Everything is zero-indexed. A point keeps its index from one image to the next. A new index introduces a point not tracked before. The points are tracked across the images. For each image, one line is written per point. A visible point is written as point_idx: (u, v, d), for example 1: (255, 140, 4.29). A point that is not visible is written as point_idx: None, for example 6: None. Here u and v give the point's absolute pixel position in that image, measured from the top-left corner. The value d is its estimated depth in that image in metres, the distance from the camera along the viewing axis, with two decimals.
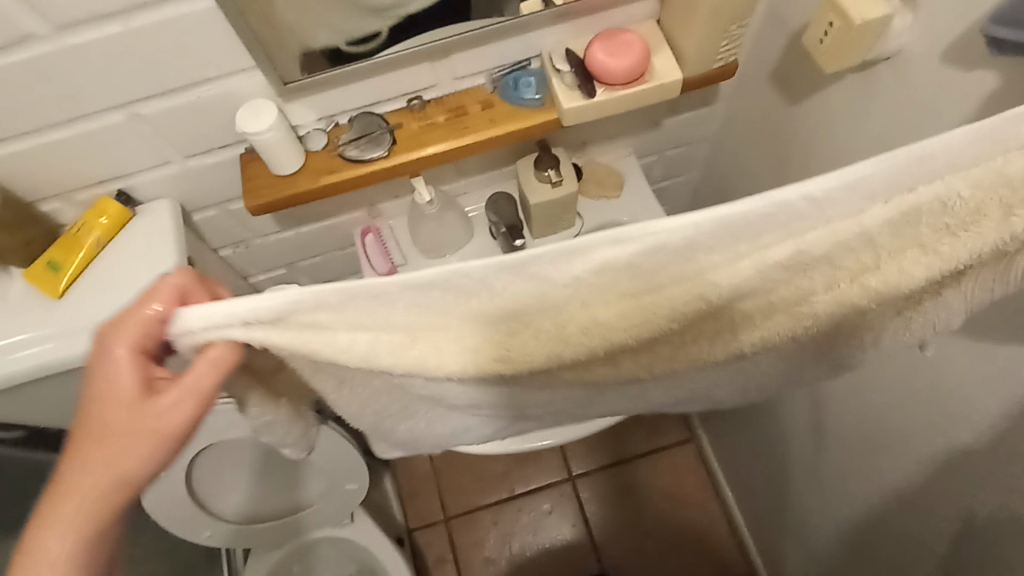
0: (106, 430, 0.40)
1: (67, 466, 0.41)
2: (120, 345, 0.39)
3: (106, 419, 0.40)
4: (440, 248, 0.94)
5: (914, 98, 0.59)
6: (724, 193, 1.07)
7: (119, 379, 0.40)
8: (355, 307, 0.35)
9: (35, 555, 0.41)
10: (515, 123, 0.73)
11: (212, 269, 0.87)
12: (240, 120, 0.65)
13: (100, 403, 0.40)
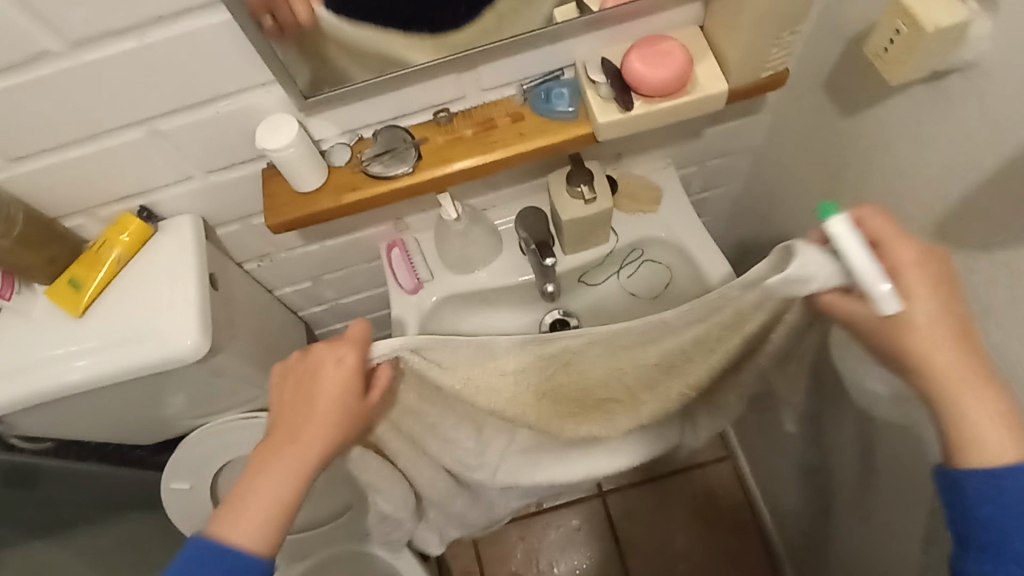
0: (312, 414, 0.60)
1: (284, 441, 0.60)
2: (329, 356, 0.60)
3: (313, 406, 0.60)
4: (465, 265, 0.91)
5: (991, 112, 0.53)
6: (768, 207, 1.01)
7: (323, 379, 0.60)
8: (448, 355, 0.66)
9: (250, 496, 0.57)
10: (546, 138, 0.69)
11: (236, 284, 0.85)
12: (260, 137, 0.63)
13: (312, 399, 0.60)
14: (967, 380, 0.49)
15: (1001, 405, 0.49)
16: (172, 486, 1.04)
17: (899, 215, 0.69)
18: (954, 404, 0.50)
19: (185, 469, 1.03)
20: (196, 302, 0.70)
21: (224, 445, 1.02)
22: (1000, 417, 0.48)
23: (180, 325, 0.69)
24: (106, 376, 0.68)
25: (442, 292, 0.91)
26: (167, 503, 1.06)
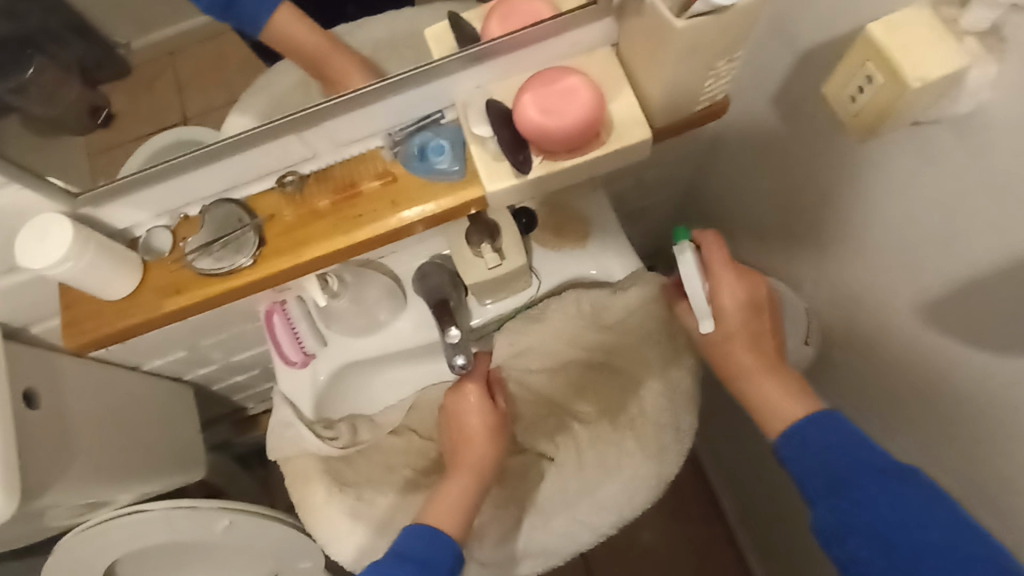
0: (468, 446, 0.67)
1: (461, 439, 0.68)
2: (471, 398, 0.69)
3: (469, 436, 0.68)
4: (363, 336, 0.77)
5: (979, 176, 0.41)
6: (716, 219, 0.88)
7: (471, 421, 0.69)
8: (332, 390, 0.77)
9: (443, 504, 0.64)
10: (426, 206, 0.53)
11: (71, 383, 0.69)
12: (19, 250, 0.45)
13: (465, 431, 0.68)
14: (754, 367, 0.58)
15: (792, 386, 0.57)
16: None
17: (866, 266, 0.57)
18: (753, 386, 0.58)
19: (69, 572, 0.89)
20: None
21: (109, 545, 0.88)
22: (791, 398, 0.56)
23: None
24: None
25: (335, 363, 0.76)
26: None
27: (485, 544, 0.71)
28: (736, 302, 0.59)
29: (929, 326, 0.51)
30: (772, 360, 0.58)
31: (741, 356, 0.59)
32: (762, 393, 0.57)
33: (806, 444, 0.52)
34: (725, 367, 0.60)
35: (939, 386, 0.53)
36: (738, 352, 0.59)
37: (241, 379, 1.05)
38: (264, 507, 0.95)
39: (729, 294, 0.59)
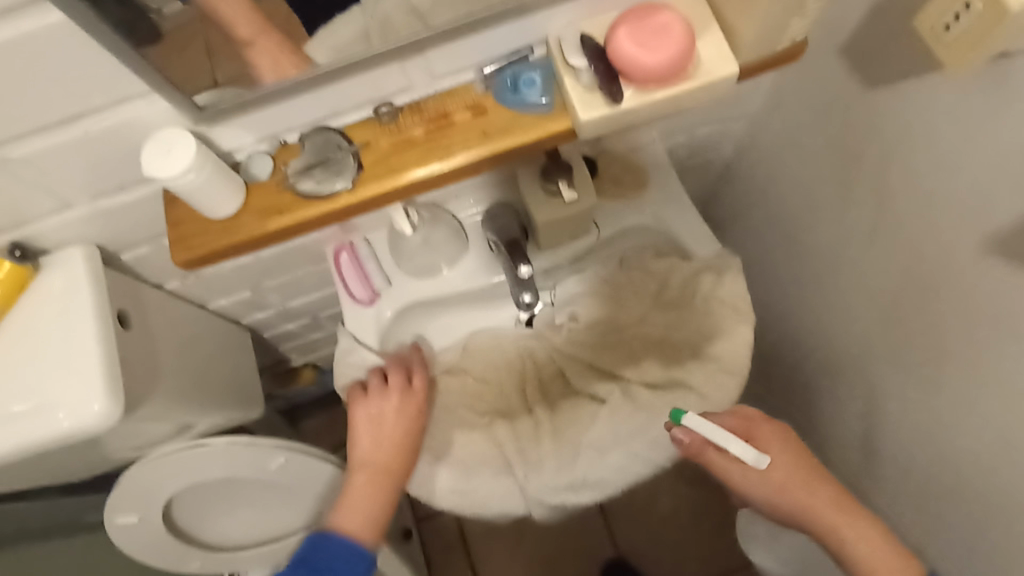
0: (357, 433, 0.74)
1: (358, 436, 0.74)
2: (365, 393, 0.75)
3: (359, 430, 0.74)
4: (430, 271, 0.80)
5: None
6: (766, 177, 0.90)
7: (394, 426, 0.74)
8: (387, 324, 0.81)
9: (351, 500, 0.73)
10: (516, 137, 0.56)
11: (154, 313, 0.72)
12: (146, 161, 0.48)
13: (384, 430, 0.74)
14: (839, 521, 0.65)
15: (865, 518, 0.65)
16: (119, 521, 0.94)
17: (932, 208, 0.60)
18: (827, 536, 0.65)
19: (131, 504, 0.93)
20: (99, 358, 0.58)
21: (171, 477, 0.92)
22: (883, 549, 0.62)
23: (82, 388, 0.57)
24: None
25: (399, 302, 0.79)
26: (114, 536, 0.96)
27: (544, 474, 0.75)
28: (782, 450, 0.68)
29: (998, 261, 0.54)
30: (845, 502, 0.66)
31: (816, 509, 0.66)
32: (854, 550, 0.63)
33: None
34: (812, 522, 0.66)
35: (1002, 319, 0.56)
36: (811, 512, 0.66)
37: (291, 328, 1.08)
38: (315, 450, 0.98)
39: (780, 465, 0.68)
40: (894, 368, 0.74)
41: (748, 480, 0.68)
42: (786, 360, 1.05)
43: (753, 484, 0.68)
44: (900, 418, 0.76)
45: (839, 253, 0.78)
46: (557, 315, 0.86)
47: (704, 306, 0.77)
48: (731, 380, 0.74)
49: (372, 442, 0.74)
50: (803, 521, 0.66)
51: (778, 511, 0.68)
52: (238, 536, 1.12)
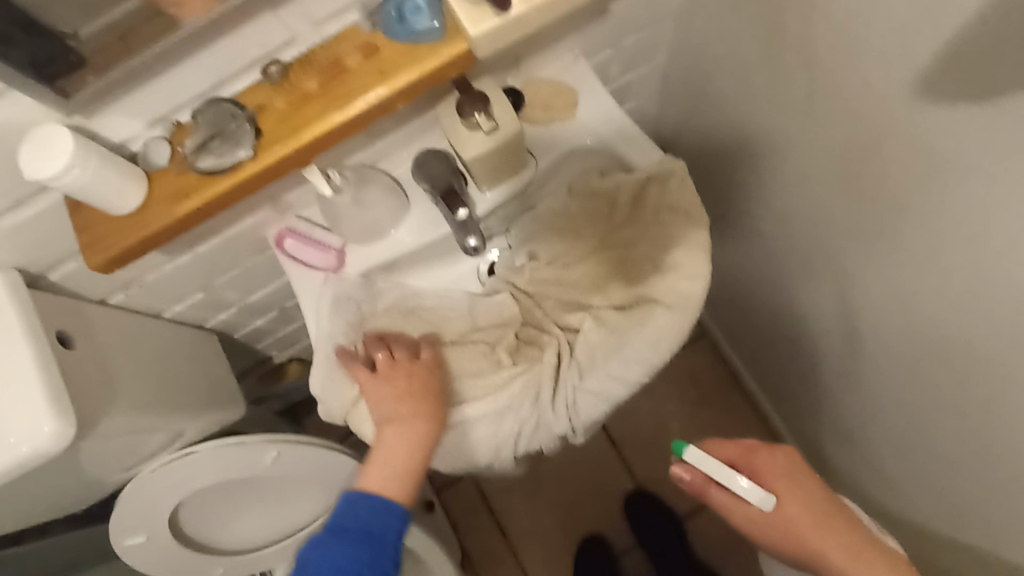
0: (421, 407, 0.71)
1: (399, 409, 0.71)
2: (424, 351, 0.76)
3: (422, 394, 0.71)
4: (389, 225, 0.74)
5: None
6: (702, 78, 0.88)
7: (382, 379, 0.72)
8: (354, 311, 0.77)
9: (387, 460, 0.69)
10: (414, 70, 0.53)
11: (100, 330, 0.71)
12: (22, 165, 0.46)
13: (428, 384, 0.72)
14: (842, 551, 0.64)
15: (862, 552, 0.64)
16: (127, 541, 0.95)
17: (858, 64, 0.57)
18: (840, 564, 0.63)
19: (134, 523, 0.93)
20: (42, 379, 0.56)
21: (167, 491, 0.92)
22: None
23: (27, 412, 0.56)
24: None
25: (355, 271, 0.78)
26: (126, 556, 0.97)
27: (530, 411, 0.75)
28: (789, 487, 0.67)
29: (929, 103, 0.52)
30: (830, 515, 0.66)
31: (820, 542, 0.64)
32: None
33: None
34: (812, 559, 0.65)
35: (941, 162, 0.54)
36: (813, 541, 0.64)
37: (261, 325, 1.06)
38: (304, 437, 0.97)
39: (792, 504, 0.66)
40: (857, 241, 0.73)
41: (762, 515, 0.66)
42: (758, 259, 1.04)
43: (763, 520, 0.66)
44: (872, 290, 0.76)
45: (784, 137, 0.76)
46: (516, 257, 0.86)
47: (657, 215, 0.75)
48: (694, 286, 0.72)
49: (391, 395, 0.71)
50: (802, 550, 0.65)
51: (786, 544, 0.65)
52: (254, 537, 1.13)
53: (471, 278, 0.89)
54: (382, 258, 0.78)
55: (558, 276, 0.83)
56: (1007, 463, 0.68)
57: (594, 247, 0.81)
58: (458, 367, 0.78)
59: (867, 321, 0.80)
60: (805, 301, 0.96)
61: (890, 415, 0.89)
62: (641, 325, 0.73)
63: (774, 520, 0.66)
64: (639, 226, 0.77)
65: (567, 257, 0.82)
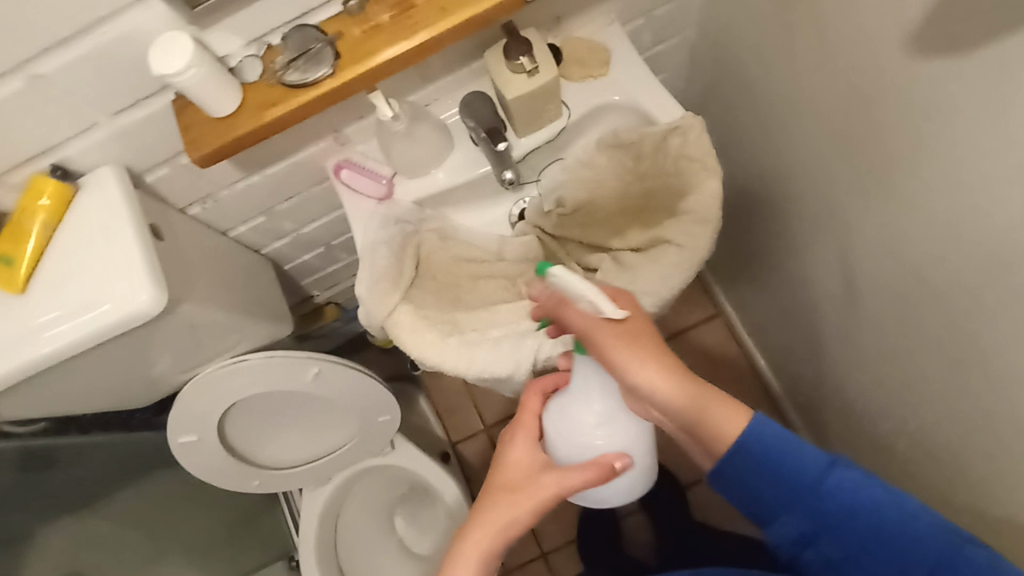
0: (514, 491, 0.67)
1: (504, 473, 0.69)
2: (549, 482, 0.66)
3: (515, 484, 0.68)
4: (596, 478, 0.67)
5: None
6: (727, 50, 0.96)
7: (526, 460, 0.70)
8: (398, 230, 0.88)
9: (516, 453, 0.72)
10: (470, 8, 0.62)
11: (181, 233, 0.81)
12: (153, 63, 0.56)
13: (517, 478, 0.68)
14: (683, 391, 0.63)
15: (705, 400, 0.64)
16: (181, 439, 1.06)
17: (863, 24, 0.65)
18: (697, 403, 0.62)
19: (189, 422, 1.04)
20: (142, 257, 0.67)
21: (220, 395, 1.02)
22: (730, 408, 0.64)
23: (130, 282, 0.66)
24: (69, 349, 0.65)
25: (404, 201, 0.88)
26: (179, 455, 1.08)
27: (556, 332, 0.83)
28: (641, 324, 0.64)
29: (921, 56, 0.59)
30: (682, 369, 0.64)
31: (674, 374, 0.63)
32: (706, 407, 0.63)
33: (748, 446, 0.62)
34: (669, 402, 0.62)
35: (933, 111, 0.61)
36: (671, 377, 0.63)
37: (309, 260, 1.17)
38: (343, 360, 1.08)
39: (634, 335, 0.63)
40: (862, 196, 0.80)
41: (621, 348, 0.62)
42: (771, 227, 1.11)
43: (620, 352, 0.62)
44: (873, 244, 0.82)
45: (798, 101, 0.84)
46: (544, 202, 0.93)
47: (677, 164, 0.83)
48: (707, 228, 0.80)
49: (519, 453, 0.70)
50: (668, 397, 0.62)
51: (650, 388, 0.62)
52: (288, 458, 1.24)
53: (503, 221, 0.97)
54: (429, 190, 0.88)
55: (585, 220, 0.93)
56: (988, 402, 0.75)
57: (619, 195, 0.90)
58: (484, 297, 0.92)
59: (868, 277, 0.87)
60: (810, 266, 1.03)
61: (886, 371, 0.96)
62: (654, 262, 0.81)
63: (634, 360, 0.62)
64: (662, 174, 0.85)
65: (594, 204, 0.92)
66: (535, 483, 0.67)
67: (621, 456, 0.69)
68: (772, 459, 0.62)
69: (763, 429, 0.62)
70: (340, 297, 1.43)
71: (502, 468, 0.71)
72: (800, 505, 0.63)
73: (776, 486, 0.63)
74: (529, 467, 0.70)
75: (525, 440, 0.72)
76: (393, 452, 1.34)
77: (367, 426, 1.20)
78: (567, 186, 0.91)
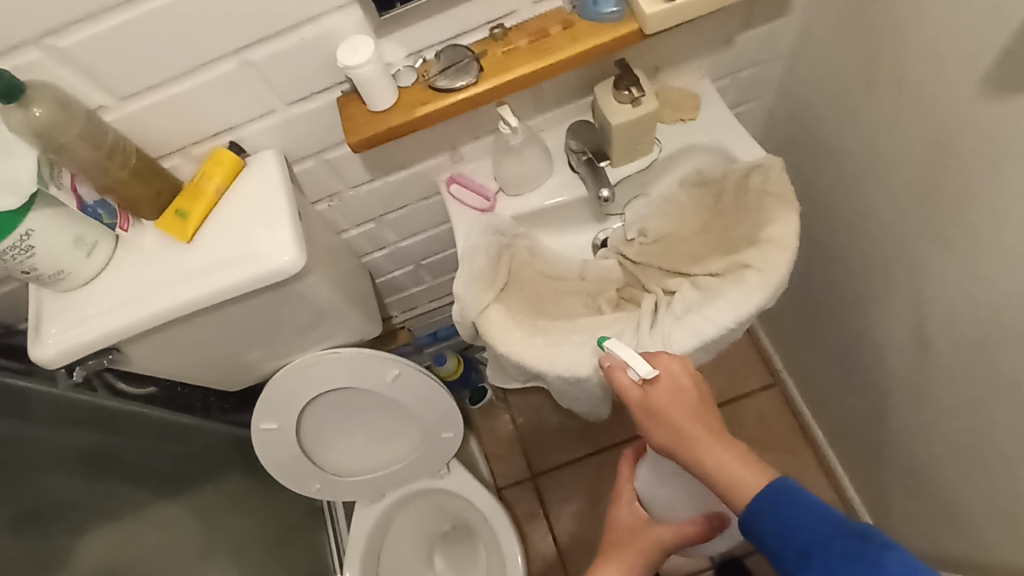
0: (617, 549, 0.82)
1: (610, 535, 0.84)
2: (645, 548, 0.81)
3: (618, 542, 0.83)
4: (694, 534, 0.80)
5: None
6: (803, 112, 1.06)
7: (625, 519, 0.84)
8: (495, 237, 0.96)
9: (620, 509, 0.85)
10: (597, 39, 0.74)
11: (311, 220, 0.92)
12: (340, 56, 0.69)
13: (620, 536, 0.83)
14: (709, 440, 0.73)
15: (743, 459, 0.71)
16: (262, 427, 1.12)
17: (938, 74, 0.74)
18: (707, 459, 0.72)
19: (274, 410, 1.10)
20: (291, 224, 0.77)
21: (307, 383, 1.09)
22: (740, 461, 0.71)
23: (278, 244, 0.76)
24: (217, 296, 0.75)
25: (505, 215, 0.98)
26: (257, 443, 1.14)
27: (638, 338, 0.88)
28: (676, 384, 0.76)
29: (991, 98, 0.67)
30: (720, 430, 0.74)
31: (697, 432, 0.73)
32: (716, 463, 0.71)
33: (757, 504, 0.68)
34: (687, 454, 0.73)
35: (999, 150, 0.68)
36: (692, 435, 0.73)
37: (398, 277, 1.27)
38: (423, 367, 1.15)
39: (668, 396, 0.75)
40: (930, 239, 0.86)
41: (652, 406, 0.75)
42: (836, 283, 1.16)
43: (648, 409, 0.75)
44: (940, 288, 0.87)
45: (871, 153, 0.92)
46: (628, 231, 1.02)
47: (756, 198, 0.91)
48: (785, 255, 0.86)
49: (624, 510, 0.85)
50: (686, 452, 0.73)
51: (672, 442, 0.74)
52: (349, 467, 1.28)
53: (587, 247, 1.06)
54: (529, 207, 0.98)
55: (666, 248, 0.99)
56: None
57: (699, 227, 0.98)
58: (568, 310, 0.98)
59: (934, 322, 0.91)
60: (876, 319, 1.07)
61: (954, 425, 0.96)
62: (734, 284, 0.87)
63: (661, 417, 0.75)
64: (744, 206, 0.93)
65: (678, 234, 0.99)
66: (640, 539, 0.81)
67: (718, 514, 0.81)
68: (790, 518, 0.65)
69: (771, 486, 0.68)
70: (415, 322, 1.52)
71: (612, 525, 0.85)
72: (813, 563, 0.62)
73: (793, 542, 0.65)
74: (636, 524, 0.83)
75: (627, 502, 0.85)
76: (447, 476, 1.36)
77: (431, 441, 1.25)
78: (648, 217, 1.00)
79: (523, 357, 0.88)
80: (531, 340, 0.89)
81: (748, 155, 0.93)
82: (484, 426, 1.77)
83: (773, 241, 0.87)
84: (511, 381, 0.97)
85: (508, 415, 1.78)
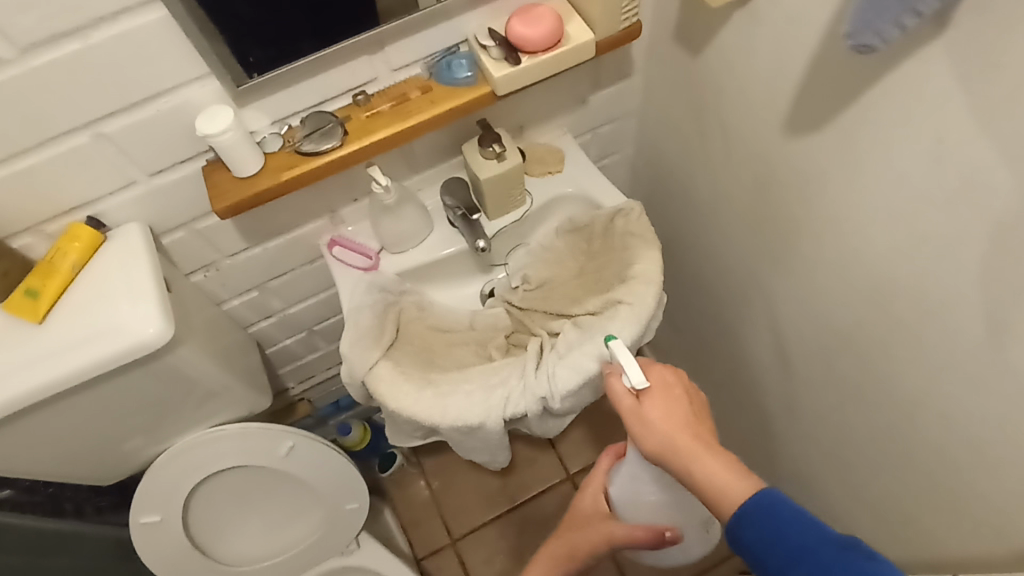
0: (571, 529, 0.83)
1: (572, 516, 0.85)
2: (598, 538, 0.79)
3: (573, 523, 0.83)
4: (644, 538, 0.77)
5: (784, 10, 0.70)
6: (657, 161, 1.17)
7: (584, 505, 0.84)
8: (378, 293, 0.97)
9: (584, 494, 0.85)
10: (454, 100, 0.80)
11: (184, 292, 0.90)
12: (198, 125, 0.70)
13: (576, 519, 0.84)
14: (695, 448, 0.66)
15: (736, 467, 0.63)
16: (141, 521, 1.03)
17: (750, 119, 0.85)
18: (697, 467, 0.65)
19: (154, 500, 1.02)
20: (155, 294, 0.74)
21: (190, 465, 1.02)
22: (727, 467, 0.63)
23: (142, 315, 0.73)
24: (75, 376, 0.70)
25: (390, 271, 0.99)
26: (135, 538, 1.04)
27: (527, 375, 0.90)
28: (666, 393, 0.71)
29: (792, 137, 0.78)
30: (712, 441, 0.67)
31: (682, 441, 0.67)
32: (706, 469, 0.64)
33: (745, 513, 0.59)
34: (675, 463, 0.67)
35: (807, 179, 0.79)
36: (680, 441, 0.67)
37: (290, 346, 1.24)
38: (319, 436, 1.10)
39: (660, 406, 0.69)
40: (771, 261, 0.95)
41: (639, 418, 0.69)
42: (709, 313, 1.25)
43: (636, 418, 0.70)
44: (790, 307, 0.95)
45: (713, 191, 1.02)
46: (512, 279, 1.07)
47: (618, 238, 0.99)
48: (652, 287, 0.91)
49: (589, 496, 0.84)
50: (675, 462, 0.66)
51: (661, 449, 0.67)
52: (249, 553, 1.19)
53: (474, 297, 1.09)
54: (412, 262, 1.00)
55: (548, 292, 1.04)
56: (902, 437, 0.82)
57: (575, 269, 1.04)
58: (458, 359, 0.99)
59: (787, 340, 1.00)
60: (744, 342, 1.16)
61: (818, 436, 1.03)
62: (608, 320, 0.90)
63: (651, 425, 0.69)
64: (612, 242, 1.00)
65: (557, 279, 1.04)
66: (594, 526, 0.80)
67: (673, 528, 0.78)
68: (772, 524, 0.58)
69: (758, 495, 0.60)
70: (314, 394, 1.47)
71: (574, 509, 0.85)
72: (804, 571, 0.55)
73: (775, 546, 0.57)
74: (594, 515, 0.83)
75: (592, 489, 0.85)
76: (358, 551, 1.27)
77: (336, 513, 1.19)
78: (524, 267, 1.06)
79: (415, 411, 0.88)
80: (420, 393, 0.89)
81: (611, 201, 1.01)
82: (398, 495, 1.69)
83: (642, 271, 0.93)
84: (406, 436, 0.97)
85: (422, 480, 1.70)
